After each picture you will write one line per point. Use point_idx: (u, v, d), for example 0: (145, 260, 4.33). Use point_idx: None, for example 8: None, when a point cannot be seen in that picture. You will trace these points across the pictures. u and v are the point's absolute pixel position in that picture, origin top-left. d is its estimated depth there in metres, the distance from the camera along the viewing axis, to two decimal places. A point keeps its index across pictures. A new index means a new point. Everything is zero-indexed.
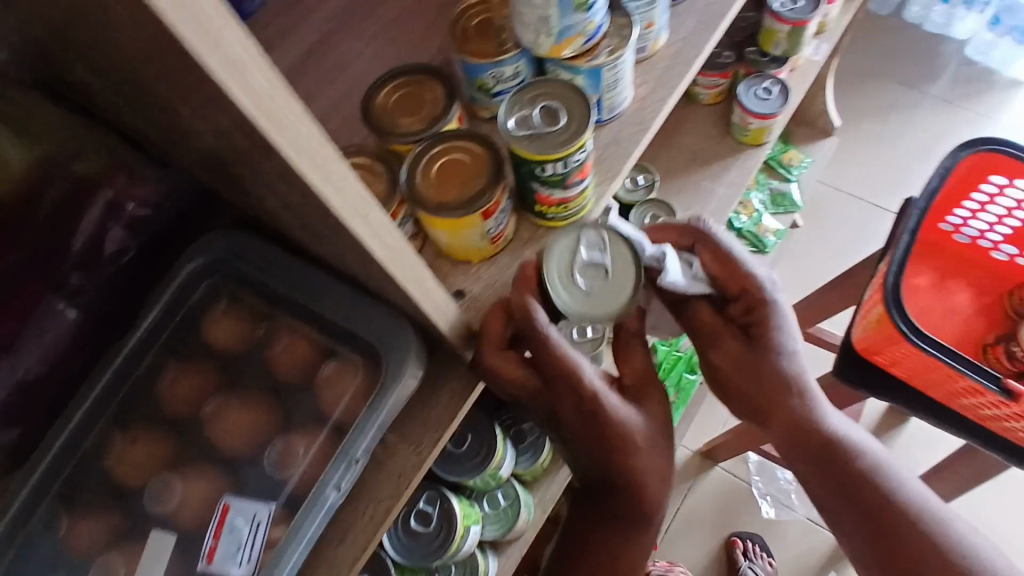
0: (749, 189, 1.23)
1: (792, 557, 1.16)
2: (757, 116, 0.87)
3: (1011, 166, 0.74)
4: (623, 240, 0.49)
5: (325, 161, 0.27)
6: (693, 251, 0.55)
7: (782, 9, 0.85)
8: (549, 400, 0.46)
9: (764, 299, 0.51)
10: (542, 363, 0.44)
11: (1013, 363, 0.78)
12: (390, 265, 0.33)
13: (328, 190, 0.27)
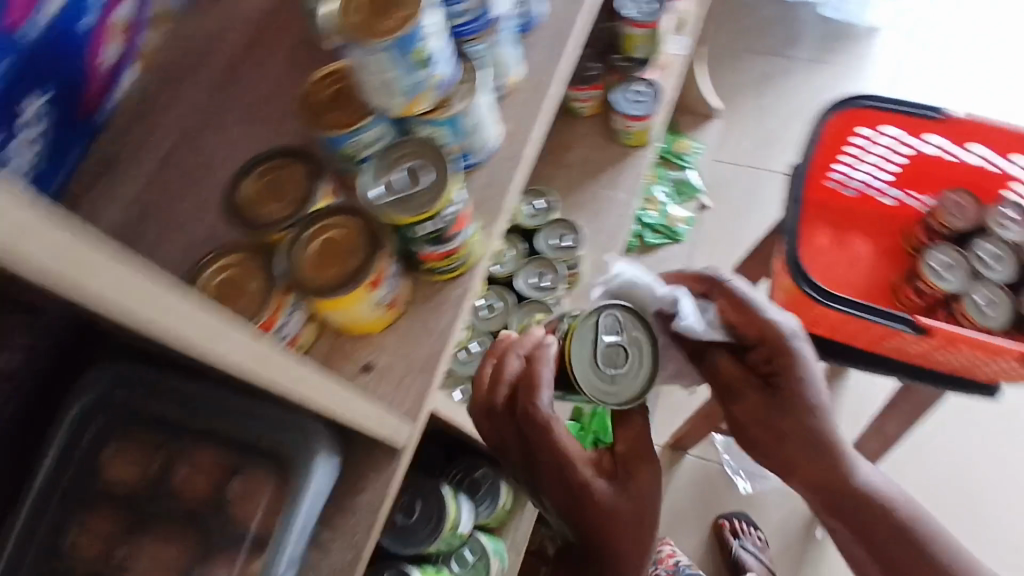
0: (652, 185, 1.32)
1: (777, 526, 1.18)
2: (635, 118, 0.90)
3: (875, 117, 0.78)
4: (631, 315, 0.54)
5: (167, 301, 0.25)
6: (709, 298, 0.57)
7: (637, 15, 0.90)
8: (540, 478, 0.50)
9: (786, 349, 0.51)
10: (534, 439, 0.50)
11: (921, 298, 0.82)
12: (269, 378, 0.32)
13: (175, 327, 0.26)
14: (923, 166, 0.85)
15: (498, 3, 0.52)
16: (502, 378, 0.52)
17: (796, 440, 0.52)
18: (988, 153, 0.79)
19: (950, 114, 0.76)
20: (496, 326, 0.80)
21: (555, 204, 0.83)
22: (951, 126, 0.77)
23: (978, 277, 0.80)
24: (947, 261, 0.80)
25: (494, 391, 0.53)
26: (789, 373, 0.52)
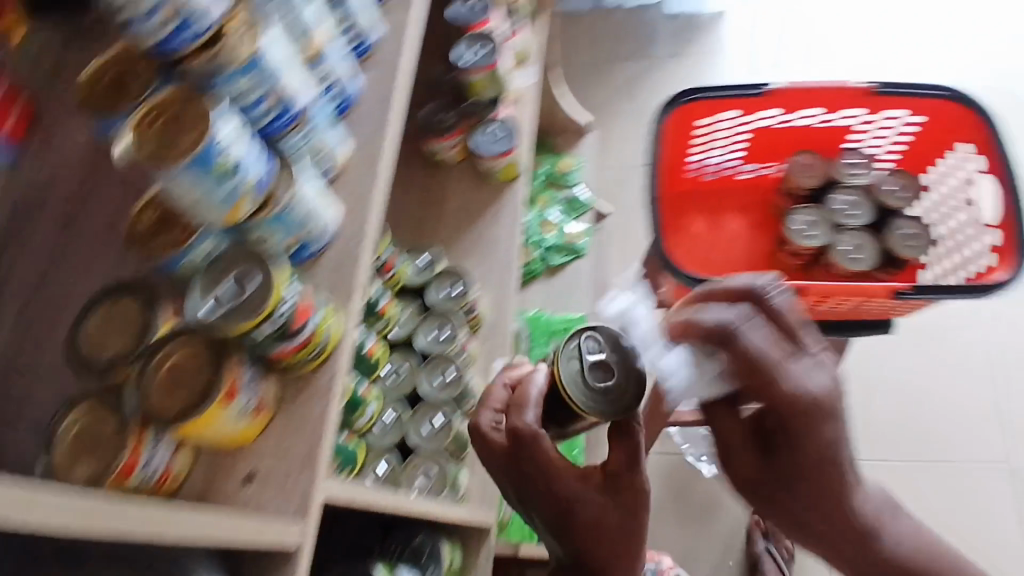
0: (546, 209, 1.36)
1: None
2: (501, 156, 0.96)
3: (708, 107, 0.82)
4: (609, 334, 0.58)
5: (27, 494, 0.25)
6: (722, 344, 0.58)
7: (473, 60, 0.94)
8: (533, 492, 0.56)
9: (791, 410, 0.54)
10: (525, 455, 0.55)
11: (795, 257, 0.86)
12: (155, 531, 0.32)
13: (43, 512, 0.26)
14: (768, 137, 0.87)
15: (300, 93, 0.53)
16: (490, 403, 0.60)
17: (795, 475, 0.58)
18: (822, 113, 0.83)
19: (773, 88, 0.80)
20: (405, 391, 0.79)
21: (439, 255, 0.86)
22: (778, 98, 0.81)
23: (839, 227, 0.85)
24: (811, 220, 0.85)
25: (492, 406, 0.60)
26: (800, 430, 0.55)
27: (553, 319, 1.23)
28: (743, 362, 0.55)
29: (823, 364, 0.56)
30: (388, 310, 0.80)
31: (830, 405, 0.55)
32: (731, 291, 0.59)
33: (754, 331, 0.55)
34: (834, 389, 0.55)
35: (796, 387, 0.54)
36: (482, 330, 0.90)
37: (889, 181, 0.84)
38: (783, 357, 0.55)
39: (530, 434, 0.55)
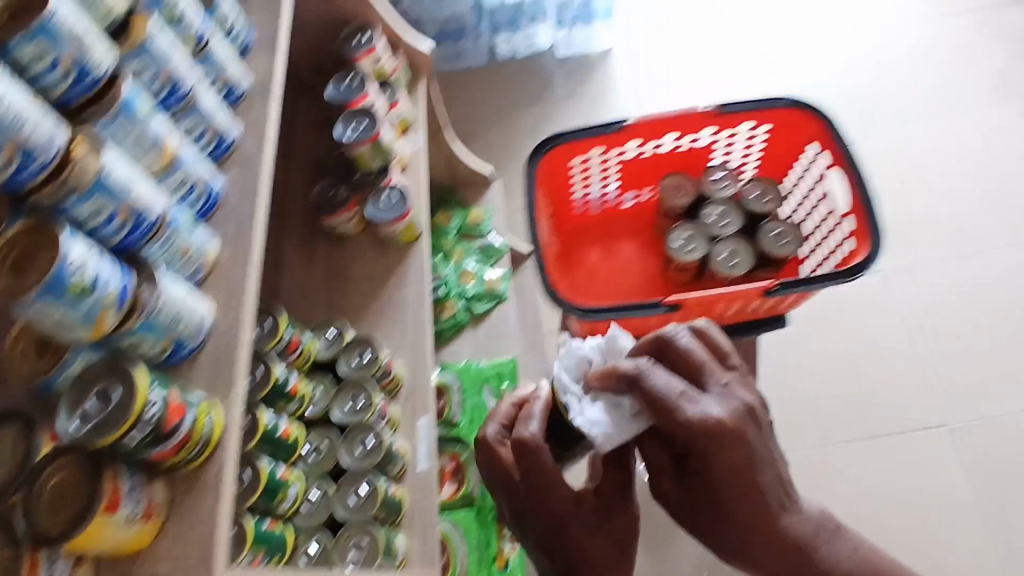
0: (462, 260, 1.40)
1: None
2: (399, 219, 0.99)
3: (577, 146, 0.86)
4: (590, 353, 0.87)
5: None
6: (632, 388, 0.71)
7: (355, 135, 0.98)
8: (544, 501, 0.82)
9: (702, 433, 0.67)
10: (538, 472, 0.82)
11: (681, 272, 0.90)
12: None
13: None
14: (641, 165, 0.93)
15: (156, 203, 0.57)
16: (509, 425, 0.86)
17: (711, 495, 0.71)
18: (678, 137, 0.89)
19: (629, 124, 0.86)
20: (329, 467, 0.81)
21: (344, 326, 0.89)
22: (636, 131, 0.87)
23: (714, 237, 0.88)
24: (687, 235, 0.88)
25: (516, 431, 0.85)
26: (709, 455, 0.68)
27: (482, 367, 1.25)
28: (651, 400, 0.68)
29: (731, 394, 0.70)
30: (299, 389, 0.82)
31: (738, 433, 0.68)
32: (648, 341, 0.75)
33: (657, 375, 0.69)
34: (745, 417, 0.69)
35: (698, 416, 0.67)
36: (404, 392, 0.92)
37: (749, 186, 0.89)
38: (683, 394, 0.68)
39: (534, 446, 0.82)
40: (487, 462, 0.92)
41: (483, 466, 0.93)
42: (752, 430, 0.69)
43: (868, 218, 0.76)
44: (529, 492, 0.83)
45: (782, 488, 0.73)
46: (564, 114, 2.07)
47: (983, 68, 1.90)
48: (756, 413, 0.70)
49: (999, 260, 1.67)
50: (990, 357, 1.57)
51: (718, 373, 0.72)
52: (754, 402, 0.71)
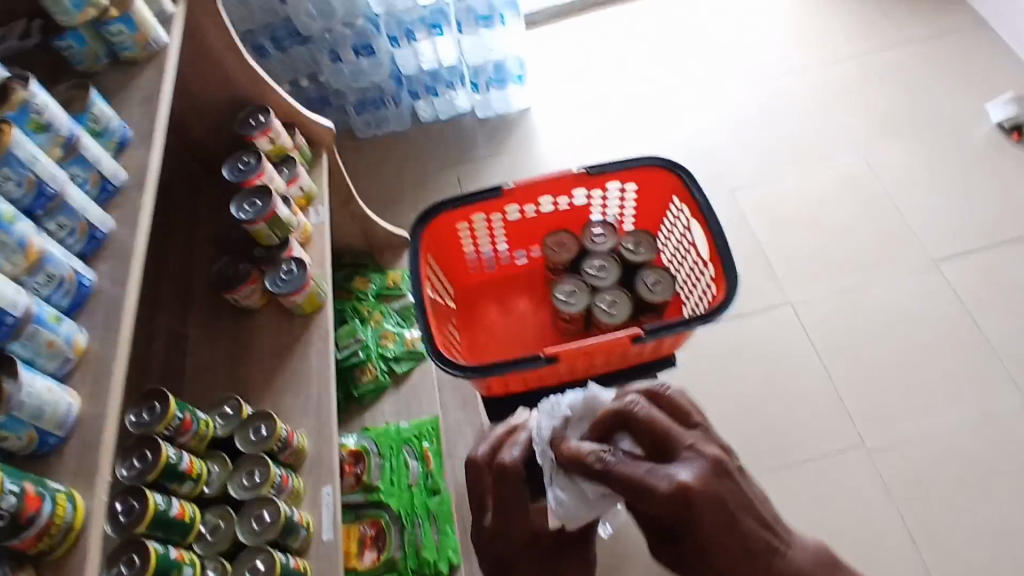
0: (382, 322, 1.42)
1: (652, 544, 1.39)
2: (299, 291, 1.01)
3: (459, 213, 0.92)
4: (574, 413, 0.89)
5: None
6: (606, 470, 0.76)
7: (248, 215, 1.01)
8: (509, 527, 0.94)
9: (681, 504, 0.71)
10: (515, 497, 0.92)
11: (570, 324, 0.95)
12: None
13: None
14: (526, 226, 0.99)
15: (17, 302, 0.59)
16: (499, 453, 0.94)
17: (701, 556, 0.74)
18: (556, 196, 0.95)
19: (507, 187, 0.91)
20: (227, 546, 0.81)
21: (242, 402, 0.90)
22: (515, 193, 0.92)
23: (595, 288, 0.93)
24: (570, 288, 0.93)
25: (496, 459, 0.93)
26: (693, 520, 0.71)
27: (401, 428, 1.27)
28: (622, 482, 0.73)
29: (699, 456, 0.75)
30: (195, 468, 0.83)
31: (712, 490, 0.72)
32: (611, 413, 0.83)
33: (621, 460, 0.75)
34: (714, 475, 0.73)
35: (671, 488, 0.71)
36: (309, 462, 0.93)
37: (626, 238, 0.95)
38: (653, 470, 0.73)
39: (515, 472, 0.91)
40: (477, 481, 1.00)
41: (473, 478, 1.00)
42: (725, 481, 0.74)
43: (725, 261, 0.82)
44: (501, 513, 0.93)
45: (772, 530, 0.76)
46: (487, 170, 2.14)
47: (862, 110, 2.07)
48: (725, 465, 0.75)
49: (897, 283, 1.78)
50: (897, 376, 1.65)
51: (684, 437, 0.78)
52: (722, 456, 0.75)
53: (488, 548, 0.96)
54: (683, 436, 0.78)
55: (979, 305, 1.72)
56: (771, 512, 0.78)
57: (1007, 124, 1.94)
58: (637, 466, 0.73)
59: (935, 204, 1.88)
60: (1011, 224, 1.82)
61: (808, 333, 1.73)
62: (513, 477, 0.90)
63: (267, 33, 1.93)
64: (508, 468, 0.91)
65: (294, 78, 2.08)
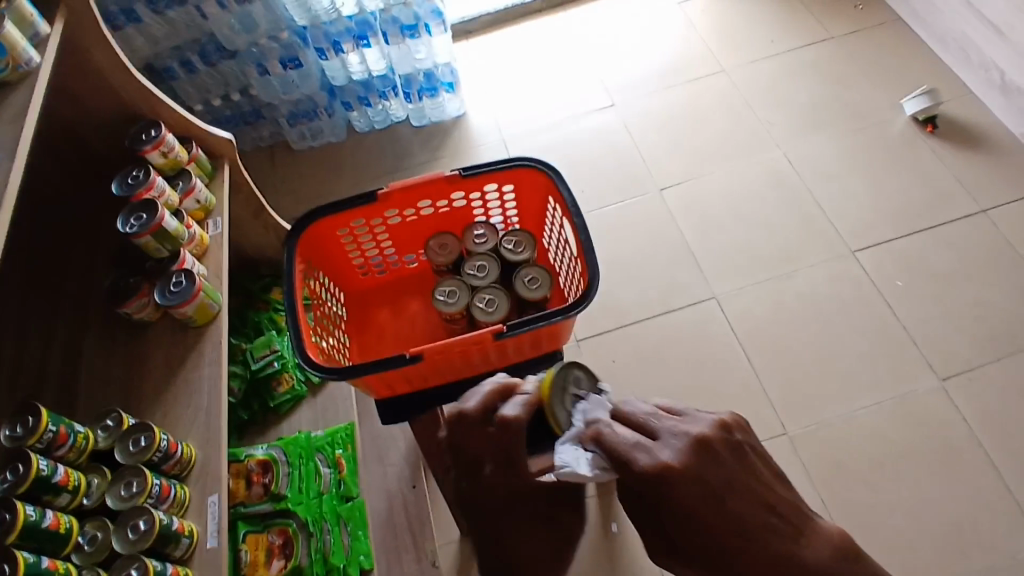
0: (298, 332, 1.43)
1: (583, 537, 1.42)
2: (187, 303, 1.02)
3: (338, 219, 0.95)
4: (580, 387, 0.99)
5: None
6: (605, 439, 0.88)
7: (133, 230, 1.03)
8: (497, 480, 0.98)
9: (664, 470, 0.81)
10: (506, 447, 0.95)
11: (453, 323, 0.97)
12: None
13: None
14: (411, 229, 1.03)
15: None
16: (478, 406, 0.97)
17: (690, 533, 0.82)
18: (435, 200, 0.99)
19: (382, 193, 0.94)
20: (103, 555, 0.83)
21: (122, 414, 0.91)
22: (391, 198, 0.94)
23: (475, 287, 0.96)
24: (450, 289, 0.95)
25: (485, 411, 0.97)
26: (675, 491, 0.80)
27: (314, 436, 1.28)
28: (611, 452, 0.86)
29: (679, 438, 0.84)
30: (72, 480, 0.83)
31: (694, 466, 0.81)
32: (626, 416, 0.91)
33: (619, 436, 0.87)
34: (697, 453, 0.82)
35: (649, 460, 0.82)
36: (195, 472, 0.94)
37: (505, 237, 0.98)
38: (635, 446, 0.85)
39: (520, 425, 0.93)
40: (461, 435, 0.96)
41: (455, 435, 0.96)
42: (713, 460, 0.82)
43: (588, 257, 0.85)
44: (498, 465, 0.96)
45: (768, 507, 0.82)
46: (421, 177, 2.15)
47: (786, 107, 2.12)
48: (714, 448, 0.83)
49: (817, 274, 1.81)
50: (819, 364, 1.69)
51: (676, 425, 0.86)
52: (713, 438, 0.84)
53: (472, 497, 1.00)
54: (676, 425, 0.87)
55: (895, 292, 1.76)
56: (772, 495, 0.83)
57: (921, 115, 2.00)
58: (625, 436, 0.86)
59: (853, 195, 1.93)
60: (926, 212, 1.87)
61: (732, 327, 1.76)
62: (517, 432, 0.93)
63: (195, 49, 1.89)
64: (516, 421, 0.92)
65: (225, 92, 2.04)
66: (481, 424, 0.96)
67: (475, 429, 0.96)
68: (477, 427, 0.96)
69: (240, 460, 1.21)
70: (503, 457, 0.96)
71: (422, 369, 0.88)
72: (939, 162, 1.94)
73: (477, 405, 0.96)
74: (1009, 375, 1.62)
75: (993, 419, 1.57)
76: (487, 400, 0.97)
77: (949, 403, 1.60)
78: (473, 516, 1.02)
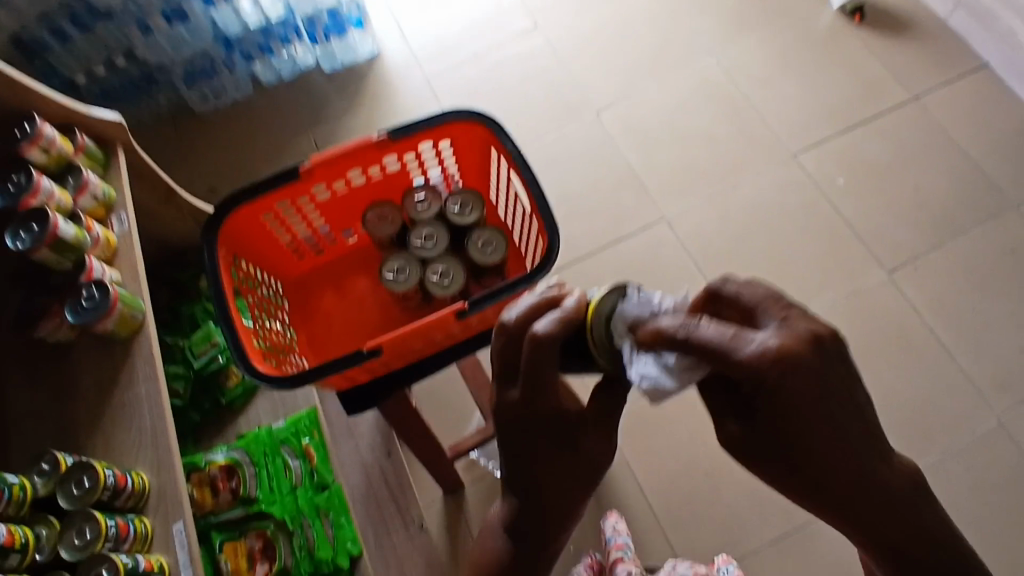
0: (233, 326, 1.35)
1: None
2: (106, 318, 0.91)
3: (259, 204, 0.87)
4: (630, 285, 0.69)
5: None
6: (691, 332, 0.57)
7: (24, 245, 0.91)
8: (530, 408, 0.70)
9: (767, 367, 0.53)
10: (542, 369, 0.67)
11: (410, 301, 0.91)
12: None
13: None
14: (341, 202, 0.94)
15: None
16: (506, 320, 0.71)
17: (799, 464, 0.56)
18: (365, 167, 0.90)
19: (304, 167, 0.85)
20: None
21: (57, 454, 0.82)
22: (316, 173, 0.85)
23: (426, 260, 0.88)
24: (398, 265, 0.88)
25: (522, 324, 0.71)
26: (792, 392, 0.54)
27: (274, 430, 1.21)
28: (702, 349, 0.55)
29: (796, 324, 0.55)
30: (18, 538, 0.74)
31: (815, 365, 0.54)
32: (703, 297, 0.65)
33: (703, 327, 0.56)
34: (816, 349, 0.54)
35: (759, 352, 0.53)
36: (154, 499, 0.86)
37: (450, 200, 0.89)
38: (737, 333, 0.54)
39: (553, 346, 0.66)
40: (509, 361, 0.72)
41: (501, 350, 0.72)
42: (830, 364, 0.55)
43: (542, 215, 0.78)
44: (530, 390, 0.69)
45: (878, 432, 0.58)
46: (343, 127, 1.98)
47: (714, 11, 2.03)
48: (830, 343, 0.55)
49: (763, 181, 1.79)
50: (775, 271, 1.70)
51: (775, 310, 0.58)
52: (823, 329, 0.56)
53: (508, 434, 0.73)
54: (776, 309, 0.58)
55: (837, 190, 1.77)
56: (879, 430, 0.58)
57: (848, 6, 1.96)
58: (721, 326, 0.55)
59: (788, 96, 1.90)
60: (861, 106, 1.86)
61: (685, 247, 1.74)
62: (550, 356, 0.66)
63: (65, 13, 1.63)
64: (545, 343, 0.65)
65: (108, 58, 1.78)
66: (513, 343, 0.71)
67: (503, 344, 0.71)
68: (505, 344, 0.71)
69: (200, 468, 1.13)
70: (541, 376, 0.68)
71: (378, 362, 0.81)
72: (868, 52, 1.92)
73: (517, 319, 0.71)
74: (950, 260, 1.66)
75: (938, 302, 1.62)
76: (528, 311, 0.71)
77: (897, 292, 1.64)
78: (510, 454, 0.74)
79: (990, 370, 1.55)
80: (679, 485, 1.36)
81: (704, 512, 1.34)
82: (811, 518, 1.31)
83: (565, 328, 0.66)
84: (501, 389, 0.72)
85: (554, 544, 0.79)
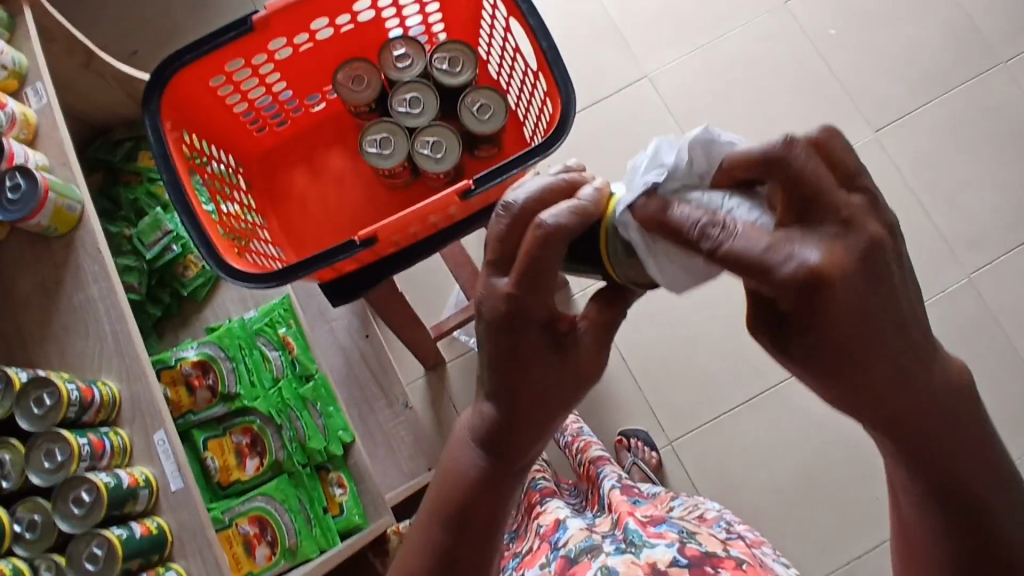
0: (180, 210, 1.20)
1: None
2: (37, 212, 0.78)
3: (209, 66, 0.80)
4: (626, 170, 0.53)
5: None
6: (710, 239, 0.41)
7: None
8: (518, 314, 0.50)
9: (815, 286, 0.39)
10: (542, 269, 0.49)
11: (401, 174, 0.85)
12: None
13: None
14: (302, 62, 0.89)
15: None
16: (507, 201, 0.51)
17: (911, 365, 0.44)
18: (331, 17, 0.85)
19: (258, 19, 0.78)
20: (52, 539, 0.71)
21: (7, 371, 0.71)
22: (272, 24, 0.80)
23: (412, 129, 0.82)
24: (382, 137, 0.82)
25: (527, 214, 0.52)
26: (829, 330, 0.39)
27: (247, 321, 1.12)
28: (732, 269, 0.40)
29: (854, 237, 0.40)
30: None
31: (863, 278, 0.40)
32: (751, 157, 0.42)
33: (729, 234, 0.40)
34: (867, 261, 0.40)
35: (801, 273, 0.38)
36: (128, 411, 0.79)
37: (435, 56, 0.83)
38: (774, 246, 0.39)
39: (562, 243, 0.48)
40: (506, 255, 0.52)
41: (503, 241, 0.52)
42: (883, 279, 0.40)
43: (554, 70, 0.71)
44: (515, 287, 0.50)
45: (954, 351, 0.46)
46: None
47: None
48: (888, 254, 0.40)
49: (751, 30, 1.58)
50: (771, 128, 1.53)
51: (841, 194, 0.40)
52: (883, 238, 0.40)
53: (493, 330, 0.51)
54: (842, 196, 0.40)
55: (828, 42, 1.57)
56: None
57: None
58: (757, 239, 0.39)
59: None
60: None
61: (668, 108, 1.55)
62: (557, 253, 0.48)
63: None
64: (554, 238, 0.48)
65: None
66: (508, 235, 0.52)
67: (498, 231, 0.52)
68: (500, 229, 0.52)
69: (171, 366, 1.06)
70: (539, 285, 0.50)
71: (362, 256, 0.74)
72: None
73: (527, 199, 0.52)
74: (949, 114, 1.53)
75: (939, 160, 1.50)
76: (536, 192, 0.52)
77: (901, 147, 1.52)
78: (487, 359, 0.53)
79: (966, 228, 1.46)
80: (661, 352, 1.32)
81: (681, 378, 1.32)
82: (779, 382, 1.30)
83: (582, 222, 0.49)
84: (487, 281, 0.52)
85: (524, 473, 0.59)
